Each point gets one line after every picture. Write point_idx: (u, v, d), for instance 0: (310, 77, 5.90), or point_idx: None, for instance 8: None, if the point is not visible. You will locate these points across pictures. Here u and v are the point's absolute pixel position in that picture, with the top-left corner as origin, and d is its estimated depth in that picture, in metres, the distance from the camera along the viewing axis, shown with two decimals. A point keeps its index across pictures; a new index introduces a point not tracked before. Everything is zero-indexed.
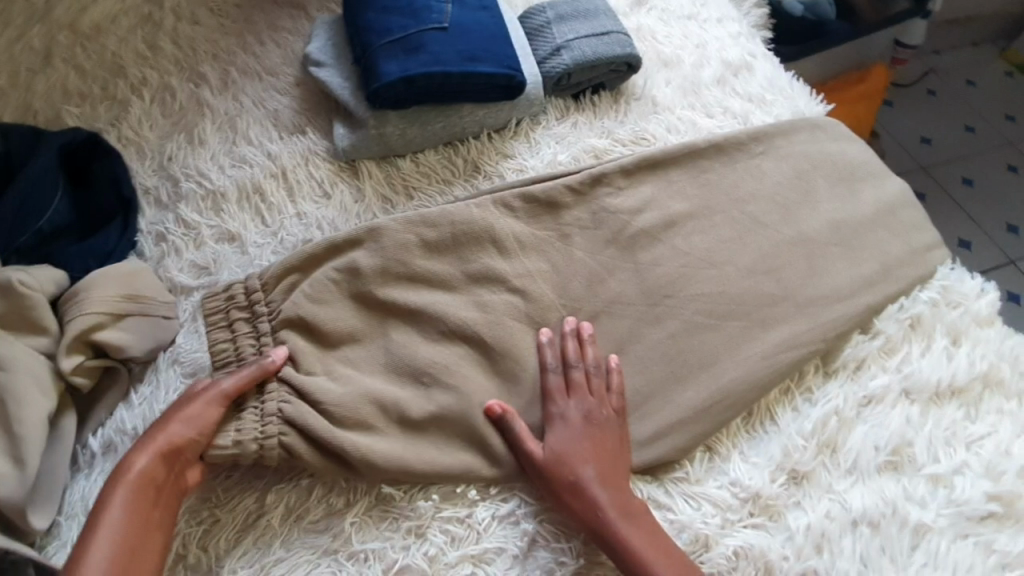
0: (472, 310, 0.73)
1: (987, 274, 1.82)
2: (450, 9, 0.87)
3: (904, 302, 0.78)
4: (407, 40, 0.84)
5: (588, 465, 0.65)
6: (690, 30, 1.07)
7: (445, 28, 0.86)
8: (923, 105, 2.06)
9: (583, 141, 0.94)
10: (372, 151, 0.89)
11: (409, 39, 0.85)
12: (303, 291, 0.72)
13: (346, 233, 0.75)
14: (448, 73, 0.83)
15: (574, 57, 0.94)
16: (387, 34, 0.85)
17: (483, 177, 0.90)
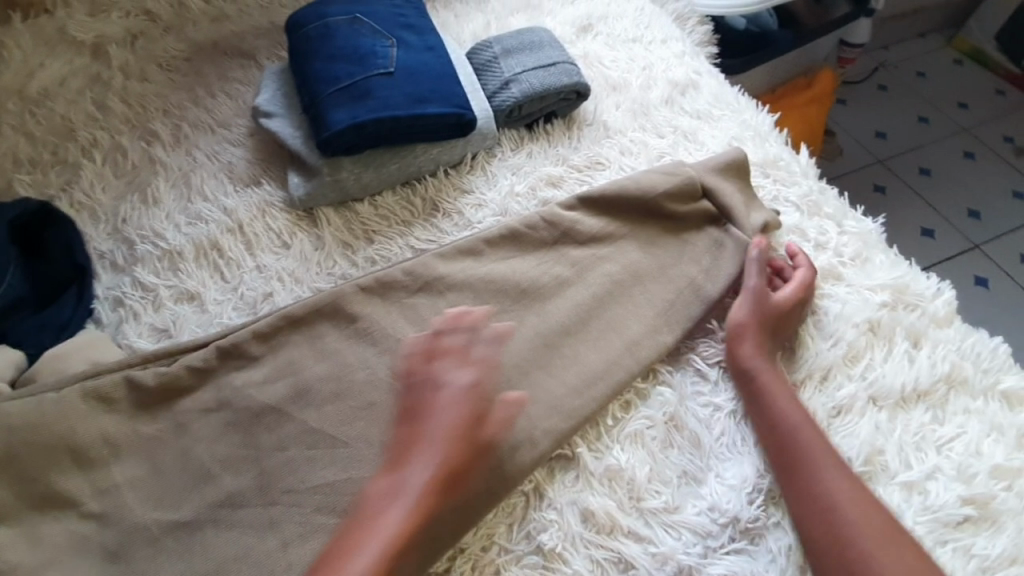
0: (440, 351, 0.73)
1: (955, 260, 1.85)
2: (395, 53, 0.88)
3: (863, 308, 0.79)
4: (354, 86, 0.84)
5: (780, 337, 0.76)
6: (637, 53, 1.10)
7: (391, 72, 0.85)
8: (876, 99, 2.12)
9: (539, 170, 0.95)
10: (328, 197, 0.90)
11: (356, 86, 0.84)
12: (284, 360, 0.74)
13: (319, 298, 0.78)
14: (396, 116, 0.83)
15: (523, 90, 0.95)
16: (334, 82, 0.84)
17: (442, 216, 0.91)
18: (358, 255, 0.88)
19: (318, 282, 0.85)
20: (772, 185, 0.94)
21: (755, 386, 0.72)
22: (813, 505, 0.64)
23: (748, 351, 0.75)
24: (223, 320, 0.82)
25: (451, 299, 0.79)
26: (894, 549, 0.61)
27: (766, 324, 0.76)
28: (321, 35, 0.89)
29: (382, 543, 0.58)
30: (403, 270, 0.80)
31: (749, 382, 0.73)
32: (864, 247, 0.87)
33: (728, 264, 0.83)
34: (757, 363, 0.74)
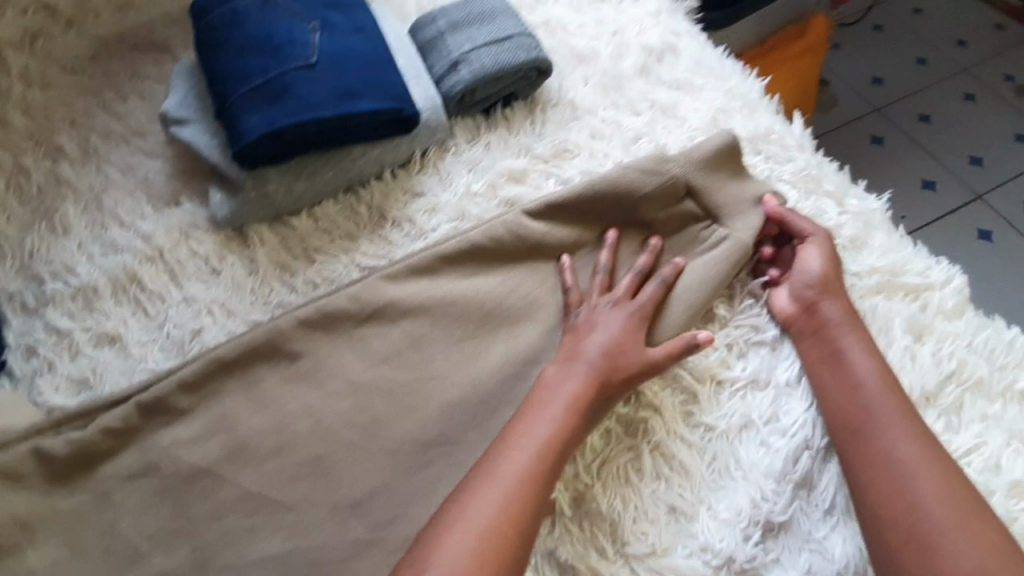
0: (389, 390, 0.66)
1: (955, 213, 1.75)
2: (317, 39, 0.75)
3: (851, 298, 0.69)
4: (269, 84, 0.71)
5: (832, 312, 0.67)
6: (606, 15, 0.96)
7: (312, 64, 0.72)
8: (872, 42, 1.97)
9: (498, 164, 0.84)
10: (259, 213, 0.80)
11: (272, 84, 0.72)
12: (211, 412, 0.65)
13: (250, 336, 0.68)
14: (321, 118, 0.70)
15: (473, 71, 0.82)
16: (246, 81, 0.72)
17: (390, 225, 0.81)
18: (297, 277, 0.78)
19: (253, 313, 0.76)
20: (766, 164, 0.81)
21: (854, 340, 0.65)
22: (890, 497, 0.57)
23: (833, 303, 0.68)
24: (147, 366, 0.73)
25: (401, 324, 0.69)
26: (977, 524, 0.55)
27: (838, 283, 0.70)
28: (229, 23, 0.76)
29: (550, 428, 0.61)
30: (350, 298, 0.70)
31: (844, 337, 0.66)
32: (862, 229, 0.76)
33: (712, 259, 0.73)
34: (846, 317, 0.67)
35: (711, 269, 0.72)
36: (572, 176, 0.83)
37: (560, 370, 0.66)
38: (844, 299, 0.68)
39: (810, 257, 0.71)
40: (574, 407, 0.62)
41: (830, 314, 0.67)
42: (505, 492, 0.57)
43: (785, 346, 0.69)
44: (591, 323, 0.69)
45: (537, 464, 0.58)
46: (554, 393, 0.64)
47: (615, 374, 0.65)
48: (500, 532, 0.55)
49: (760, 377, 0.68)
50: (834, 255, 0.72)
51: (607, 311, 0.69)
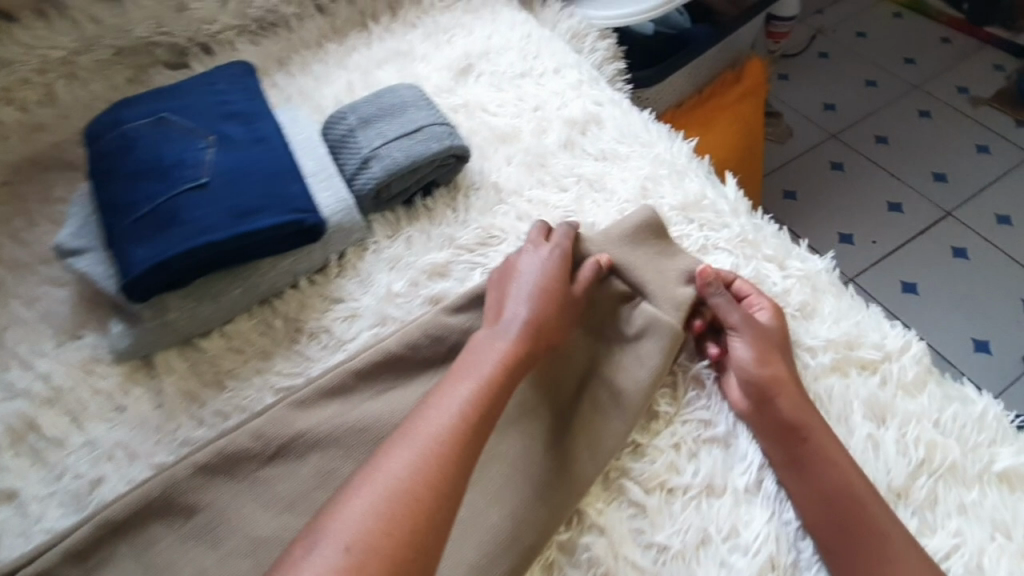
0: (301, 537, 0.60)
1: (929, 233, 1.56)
2: (210, 157, 0.71)
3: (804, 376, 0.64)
4: (159, 211, 0.67)
5: (788, 405, 0.60)
6: (526, 91, 0.94)
7: (204, 185, 0.69)
8: (816, 69, 1.88)
9: (420, 259, 0.79)
10: (164, 340, 0.75)
11: (160, 210, 0.68)
12: None
13: (150, 489, 0.61)
14: (214, 242, 0.65)
15: (385, 167, 0.79)
16: (133, 210, 0.68)
17: (308, 337, 0.76)
18: (207, 406, 0.72)
19: (158, 454, 0.70)
20: (700, 233, 0.77)
21: (812, 450, 0.58)
22: None
23: (787, 402, 0.60)
24: (44, 527, 0.65)
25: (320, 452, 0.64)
26: None
27: (783, 363, 0.63)
28: (119, 148, 0.73)
29: (475, 381, 0.56)
30: (251, 434, 0.65)
31: (800, 451, 0.58)
32: (811, 295, 0.70)
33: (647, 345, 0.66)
34: (804, 418, 0.59)
35: (644, 357, 0.66)
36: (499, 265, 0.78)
37: (487, 332, 0.62)
38: (794, 397, 0.60)
39: (740, 346, 0.64)
40: (500, 357, 0.59)
41: (782, 421, 0.59)
42: (418, 452, 0.50)
43: (739, 442, 0.62)
44: (517, 281, 0.68)
45: (456, 415, 0.53)
46: (480, 351, 0.60)
47: (543, 330, 0.63)
48: (406, 503, 0.47)
49: (715, 482, 0.60)
50: (778, 340, 0.64)
51: (532, 268, 0.69)
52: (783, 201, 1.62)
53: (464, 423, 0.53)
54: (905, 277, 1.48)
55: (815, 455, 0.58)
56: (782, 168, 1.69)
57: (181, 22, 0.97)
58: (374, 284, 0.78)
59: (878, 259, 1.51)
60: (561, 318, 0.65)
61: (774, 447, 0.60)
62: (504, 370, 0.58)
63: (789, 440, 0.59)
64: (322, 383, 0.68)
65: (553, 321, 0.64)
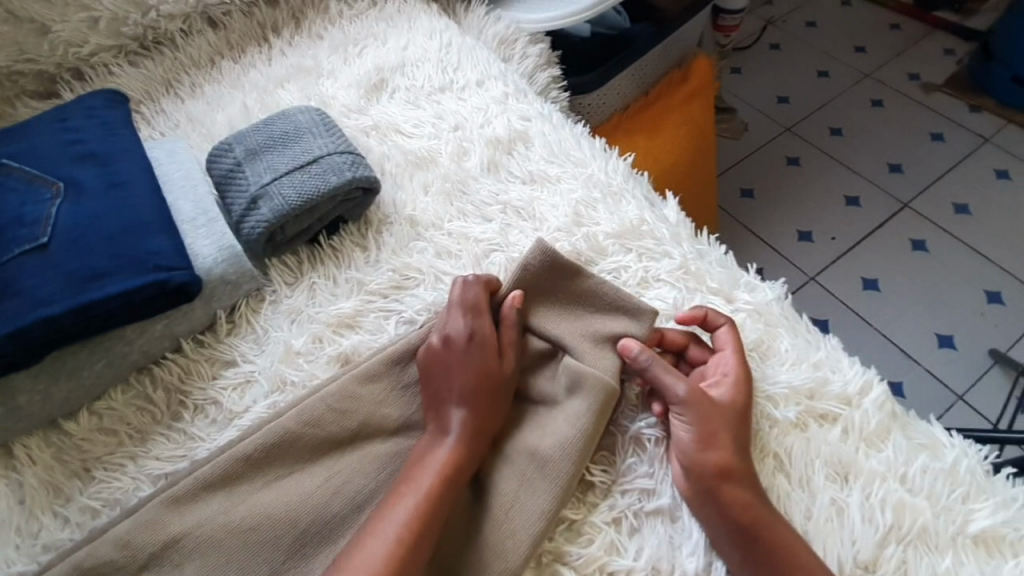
0: None
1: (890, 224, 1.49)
2: (54, 212, 0.62)
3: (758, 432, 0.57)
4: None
5: (738, 490, 0.52)
6: (446, 107, 0.84)
7: (43, 245, 0.60)
8: (769, 61, 1.81)
9: (325, 309, 0.68)
10: (19, 426, 0.61)
11: None
12: None
13: None
14: (50, 316, 0.56)
15: (274, 207, 0.69)
16: None
17: (192, 412, 0.64)
18: (71, 505, 0.59)
19: (20, 563, 0.55)
20: (638, 264, 0.68)
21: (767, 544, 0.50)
22: None
23: (735, 490, 0.52)
24: None
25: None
26: None
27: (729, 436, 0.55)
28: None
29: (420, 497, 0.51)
30: (116, 542, 0.52)
31: (756, 547, 0.50)
32: (763, 333, 0.64)
33: (572, 405, 0.58)
34: (753, 505, 0.51)
35: (569, 418, 0.57)
36: (417, 312, 0.68)
37: (430, 432, 0.57)
38: (746, 484, 0.53)
39: (681, 425, 0.56)
40: (445, 462, 0.54)
41: (734, 511, 0.51)
42: None
43: (689, 516, 0.54)
44: (449, 349, 0.60)
45: (405, 545, 0.49)
46: (423, 459, 0.54)
47: (489, 416, 0.57)
48: None
49: (662, 564, 0.52)
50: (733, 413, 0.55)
51: (464, 331, 0.60)
52: (741, 199, 1.54)
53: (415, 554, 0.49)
54: (867, 273, 1.41)
55: (771, 547, 0.50)
56: (739, 164, 1.61)
57: (44, 47, 0.84)
58: (271, 342, 0.67)
59: (836, 258, 1.43)
60: (506, 392, 0.59)
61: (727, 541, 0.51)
62: (452, 481, 0.53)
63: (744, 534, 0.50)
64: (204, 473, 0.56)
65: (498, 399, 0.58)
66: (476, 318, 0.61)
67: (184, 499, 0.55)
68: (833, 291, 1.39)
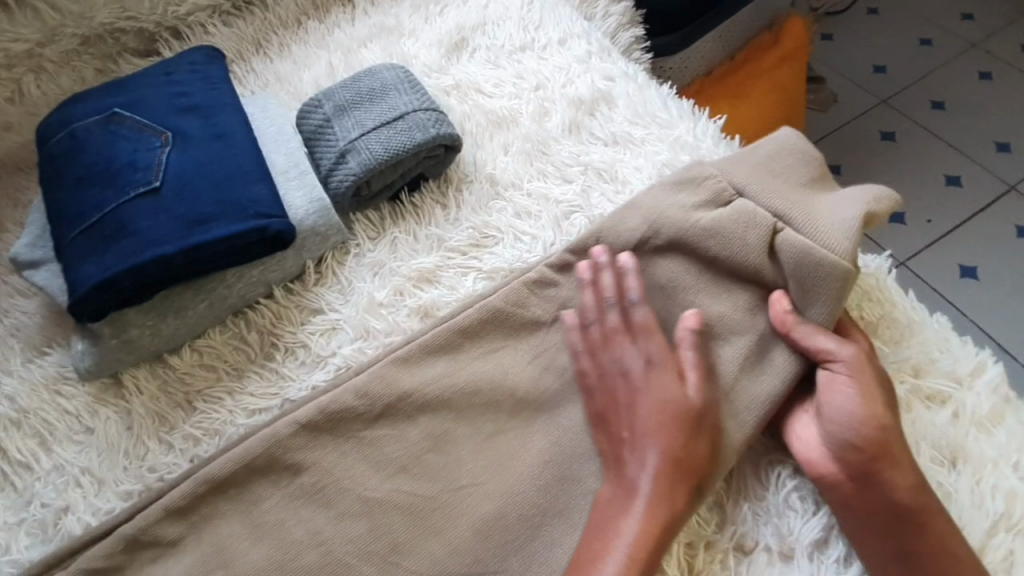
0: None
1: (995, 207, 1.35)
2: (163, 159, 0.66)
3: None
4: (104, 221, 0.63)
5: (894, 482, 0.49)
6: (527, 67, 0.83)
7: (154, 189, 0.64)
8: (863, 28, 1.67)
9: (407, 263, 0.70)
10: (130, 358, 0.67)
11: (108, 220, 0.63)
12: None
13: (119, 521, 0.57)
14: (163, 256, 0.61)
15: (362, 162, 0.70)
16: (80, 219, 0.64)
17: (283, 353, 0.67)
18: (176, 432, 0.64)
19: (127, 482, 0.62)
20: None
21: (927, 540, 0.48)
22: None
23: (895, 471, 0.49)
24: (8, 559, 0.58)
25: (298, 508, 0.56)
26: None
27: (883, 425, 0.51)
28: (69, 149, 0.69)
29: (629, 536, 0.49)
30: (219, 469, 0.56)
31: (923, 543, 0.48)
32: (864, 306, 0.60)
33: (775, 352, 0.57)
34: (910, 494, 0.49)
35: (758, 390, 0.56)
36: (495, 267, 0.68)
37: (613, 479, 0.54)
38: (911, 469, 0.49)
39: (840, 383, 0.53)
40: (642, 528, 0.50)
41: (894, 502, 0.48)
42: None
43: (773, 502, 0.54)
44: (621, 379, 0.57)
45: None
46: (619, 508, 0.52)
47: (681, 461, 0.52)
48: None
49: (745, 538, 0.52)
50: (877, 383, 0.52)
51: (632, 354, 0.57)
52: None
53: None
54: (964, 260, 1.30)
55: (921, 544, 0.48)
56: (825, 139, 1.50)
57: (145, 4, 0.89)
58: (356, 292, 0.69)
59: (928, 243, 1.33)
60: (695, 429, 0.53)
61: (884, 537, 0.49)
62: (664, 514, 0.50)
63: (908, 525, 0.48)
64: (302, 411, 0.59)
65: (691, 420, 0.53)
66: (641, 338, 0.58)
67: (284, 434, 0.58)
68: (923, 277, 1.29)
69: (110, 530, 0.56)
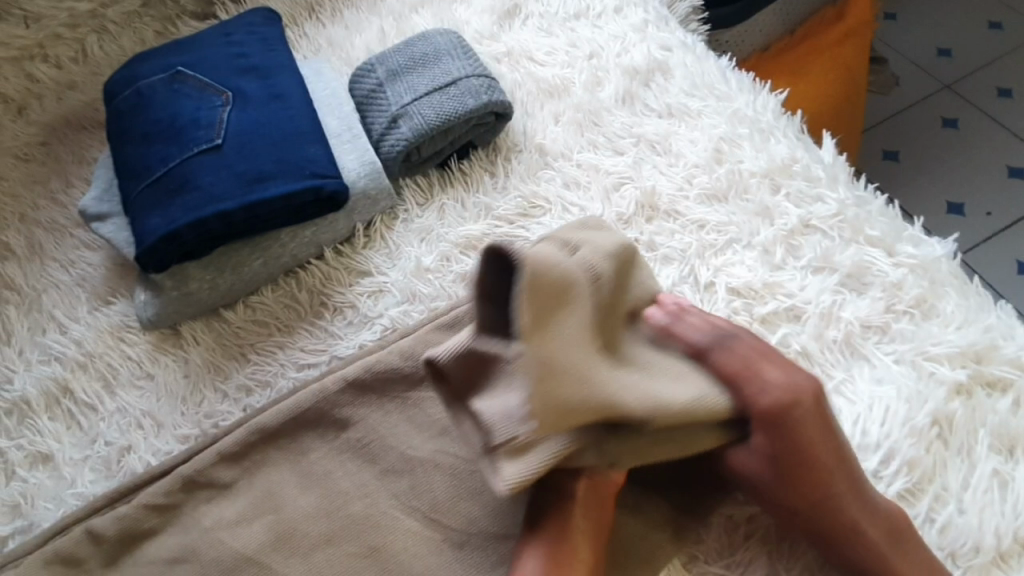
0: (323, 522, 0.56)
1: None
2: (223, 117, 0.68)
3: (915, 391, 0.52)
4: (168, 176, 0.65)
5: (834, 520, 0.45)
6: (580, 35, 0.81)
7: (216, 146, 0.66)
8: (932, 5, 1.57)
9: (455, 230, 0.70)
10: (189, 311, 0.70)
11: (173, 175, 0.65)
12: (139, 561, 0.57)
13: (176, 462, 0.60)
14: (225, 211, 0.63)
15: (414, 127, 0.71)
16: (146, 174, 0.66)
17: (332, 313, 0.69)
18: (229, 383, 0.67)
19: (184, 427, 0.65)
20: (790, 207, 0.64)
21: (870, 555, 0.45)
22: None
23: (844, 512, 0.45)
24: (75, 492, 0.62)
25: (344, 460, 0.58)
26: None
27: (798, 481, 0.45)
28: (135, 106, 0.72)
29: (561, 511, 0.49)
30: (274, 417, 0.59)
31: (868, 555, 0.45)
32: (929, 290, 0.58)
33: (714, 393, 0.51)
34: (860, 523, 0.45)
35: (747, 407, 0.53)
36: (543, 237, 0.68)
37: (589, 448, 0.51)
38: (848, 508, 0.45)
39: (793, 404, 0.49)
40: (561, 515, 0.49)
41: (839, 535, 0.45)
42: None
43: None
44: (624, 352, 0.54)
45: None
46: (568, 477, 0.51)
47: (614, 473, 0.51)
48: None
49: None
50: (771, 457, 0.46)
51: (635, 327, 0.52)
52: (882, 161, 1.38)
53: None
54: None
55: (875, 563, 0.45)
56: (883, 123, 1.43)
57: None
58: (403, 257, 0.70)
59: (988, 235, 1.26)
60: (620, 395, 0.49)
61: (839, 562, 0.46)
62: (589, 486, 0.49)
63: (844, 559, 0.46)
64: (352, 369, 0.61)
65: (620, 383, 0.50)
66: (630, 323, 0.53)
67: (334, 389, 0.60)
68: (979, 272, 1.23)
69: (169, 468, 0.60)
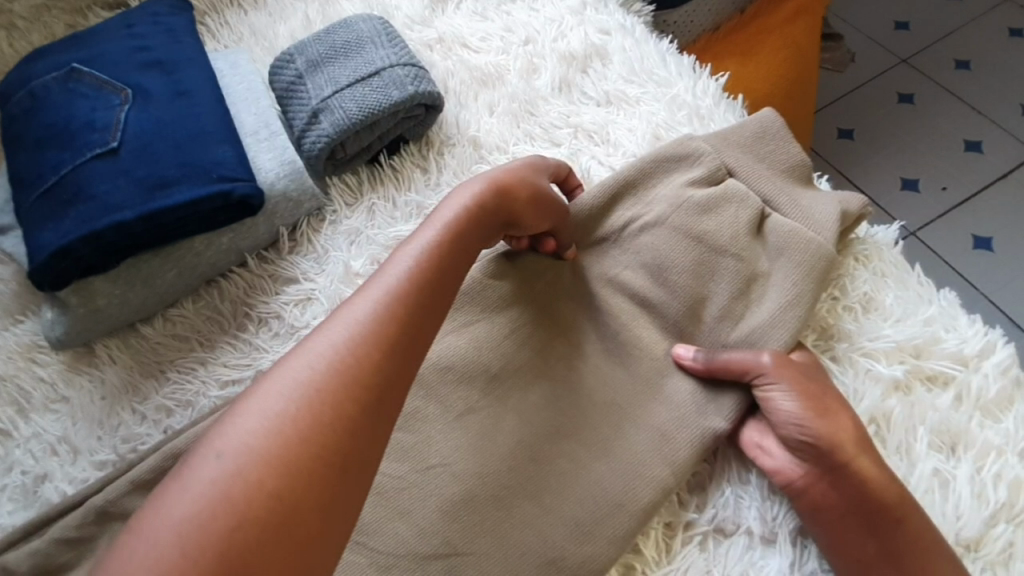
0: None
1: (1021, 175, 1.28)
2: (120, 119, 0.63)
3: (853, 391, 0.51)
4: (62, 185, 0.60)
5: (859, 479, 0.45)
6: (516, 18, 0.77)
7: (110, 152, 0.61)
8: None
9: (385, 232, 0.66)
10: (102, 327, 0.65)
11: (65, 184, 0.60)
12: None
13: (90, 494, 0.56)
14: (120, 222, 0.58)
15: (335, 122, 0.66)
16: (39, 183, 0.61)
17: (257, 324, 0.64)
18: (149, 402, 0.62)
19: (101, 452, 0.60)
20: None
21: (904, 533, 0.44)
22: None
23: (869, 476, 0.45)
24: None
25: None
26: None
27: (850, 442, 0.46)
28: (28, 108, 0.66)
29: (371, 307, 0.41)
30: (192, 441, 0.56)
31: (892, 536, 0.45)
32: (869, 283, 0.57)
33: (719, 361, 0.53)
34: (879, 488, 0.45)
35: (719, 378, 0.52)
36: None
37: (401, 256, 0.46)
38: (875, 463, 0.46)
39: (780, 396, 0.49)
40: (370, 310, 0.41)
41: (861, 497, 0.45)
42: (304, 394, 0.36)
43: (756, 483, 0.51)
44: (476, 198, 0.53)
45: (237, 510, 0.32)
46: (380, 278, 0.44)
47: (378, 316, 0.40)
48: (293, 440, 0.35)
49: (727, 522, 0.50)
50: (826, 421, 0.47)
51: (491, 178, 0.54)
52: (838, 141, 1.37)
53: (257, 546, 0.32)
54: (979, 230, 1.24)
55: (901, 543, 0.44)
56: (841, 100, 1.42)
57: None
58: (331, 262, 0.65)
59: (945, 212, 1.26)
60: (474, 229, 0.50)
61: (861, 543, 0.45)
62: (418, 289, 0.43)
63: (871, 530, 0.45)
64: None
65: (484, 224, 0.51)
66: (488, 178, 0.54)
67: None
68: (936, 249, 1.23)
69: (83, 500, 0.55)
